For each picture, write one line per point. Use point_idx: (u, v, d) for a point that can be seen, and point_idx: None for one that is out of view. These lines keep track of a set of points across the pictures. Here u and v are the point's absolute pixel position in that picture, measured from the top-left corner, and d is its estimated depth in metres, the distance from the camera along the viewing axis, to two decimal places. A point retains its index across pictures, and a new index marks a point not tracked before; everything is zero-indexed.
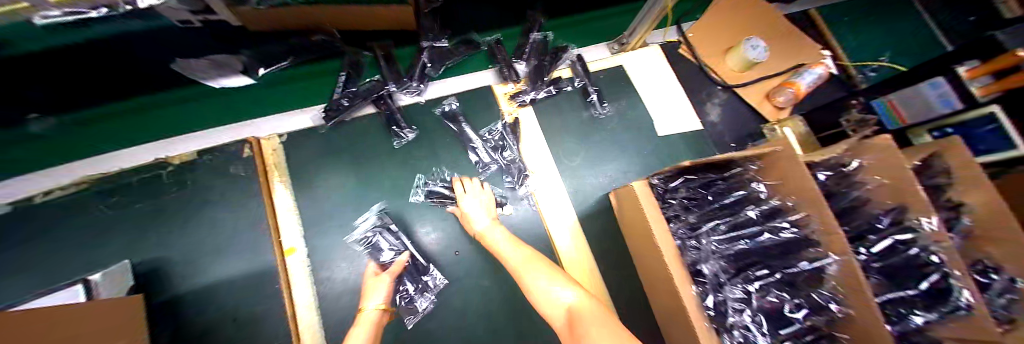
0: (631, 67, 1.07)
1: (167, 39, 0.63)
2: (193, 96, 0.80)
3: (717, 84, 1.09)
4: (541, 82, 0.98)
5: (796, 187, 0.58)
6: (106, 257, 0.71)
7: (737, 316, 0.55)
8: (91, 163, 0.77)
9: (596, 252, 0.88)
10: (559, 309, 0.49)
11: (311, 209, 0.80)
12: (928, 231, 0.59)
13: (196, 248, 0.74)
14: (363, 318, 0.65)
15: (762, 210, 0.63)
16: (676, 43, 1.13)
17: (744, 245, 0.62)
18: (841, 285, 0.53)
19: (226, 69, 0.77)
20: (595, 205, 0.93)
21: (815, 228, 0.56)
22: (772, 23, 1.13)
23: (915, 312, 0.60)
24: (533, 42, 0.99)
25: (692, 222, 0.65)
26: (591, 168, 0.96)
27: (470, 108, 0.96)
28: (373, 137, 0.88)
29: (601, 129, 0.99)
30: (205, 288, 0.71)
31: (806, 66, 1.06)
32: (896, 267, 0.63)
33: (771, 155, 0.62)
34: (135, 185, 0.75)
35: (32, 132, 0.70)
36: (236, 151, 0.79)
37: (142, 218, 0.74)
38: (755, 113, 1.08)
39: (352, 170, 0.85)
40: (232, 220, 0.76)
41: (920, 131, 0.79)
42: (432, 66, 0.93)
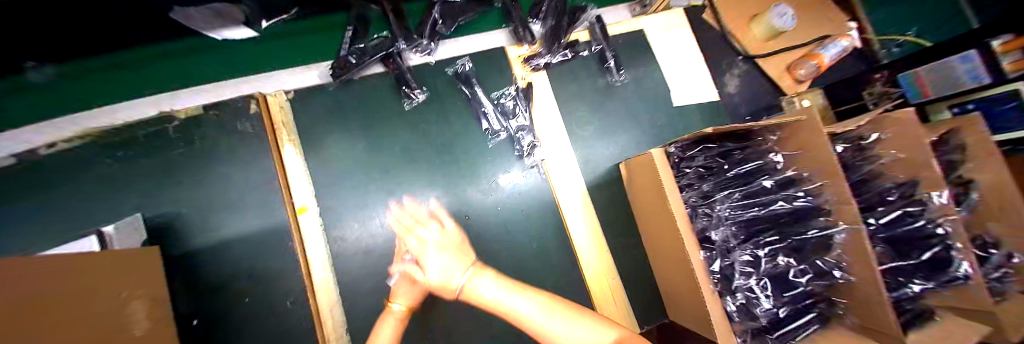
0: (652, 32, 1.01)
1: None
2: (198, 47, 0.78)
3: (739, 54, 1.05)
4: (556, 45, 0.94)
5: (815, 158, 0.57)
6: (119, 210, 0.72)
7: (743, 279, 0.58)
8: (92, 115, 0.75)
9: (603, 219, 0.90)
10: None
11: (321, 170, 0.80)
12: (936, 205, 0.61)
13: (207, 205, 0.73)
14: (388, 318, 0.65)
15: (776, 180, 0.63)
16: (700, 8, 1.06)
17: (758, 211, 0.62)
18: (849, 253, 0.54)
19: (229, 19, 0.74)
20: (605, 173, 0.93)
21: (828, 198, 0.57)
22: None
23: (914, 281, 0.63)
24: (550, 1, 0.95)
25: (705, 191, 0.64)
26: (603, 137, 0.94)
27: (483, 71, 0.93)
28: (383, 98, 0.85)
29: (616, 98, 0.97)
30: (220, 243, 0.72)
31: (831, 38, 1.02)
32: (899, 238, 0.65)
33: (793, 124, 0.60)
34: (142, 140, 0.74)
35: (32, 83, 0.71)
36: (242, 106, 0.77)
37: (151, 172, 0.73)
38: (772, 85, 1.05)
39: (362, 130, 0.83)
40: (241, 178, 0.75)
41: (941, 106, 0.77)
42: (443, 22, 0.89)
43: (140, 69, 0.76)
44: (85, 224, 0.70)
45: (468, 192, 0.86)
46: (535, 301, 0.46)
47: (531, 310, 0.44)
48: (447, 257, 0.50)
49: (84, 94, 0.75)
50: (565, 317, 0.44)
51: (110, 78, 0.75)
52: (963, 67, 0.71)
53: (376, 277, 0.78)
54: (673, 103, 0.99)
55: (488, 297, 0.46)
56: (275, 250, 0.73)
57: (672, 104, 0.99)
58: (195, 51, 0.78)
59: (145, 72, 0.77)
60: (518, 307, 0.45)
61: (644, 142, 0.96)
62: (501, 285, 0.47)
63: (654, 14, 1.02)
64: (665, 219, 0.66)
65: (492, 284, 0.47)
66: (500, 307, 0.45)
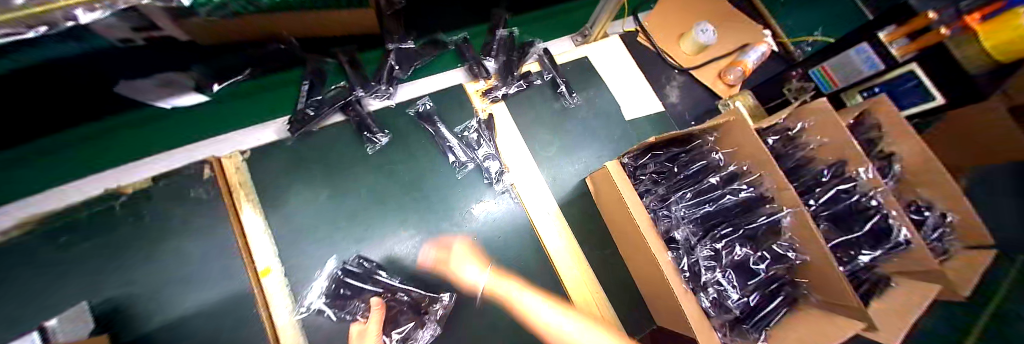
0: (595, 57, 1.11)
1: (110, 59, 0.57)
2: (165, 113, 0.78)
3: (674, 67, 1.16)
4: (510, 77, 1.01)
5: (750, 152, 0.64)
6: (51, 304, 0.64)
7: (710, 274, 0.60)
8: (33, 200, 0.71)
9: (579, 235, 0.91)
10: None
11: (286, 226, 0.78)
12: (865, 180, 0.68)
13: (160, 282, 0.68)
14: None
15: (722, 176, 0.68)
16: (634, 32, 1.19)
17: (709, 208, 0.66)
18: (796, 233, 0.58)
19: (177, 87, 0.74)
20: (574, 191, 0.96)
21: (769, 186, 0.62)
22: (717, 9, 1.23)
23: (862, 251, 0.67)
24: (499, 38, 1.03)
25: (662, 194, 0.69)
26: (567, 156, 0.99)
27: (445, 108, 0.96)
28: (347, 145, 0.86)
29: (573, 118, 1.03)
30: (174, 321, 0.66)
31: (750, 45, 1.15)
32: (840, 214, 0.70)
33: (725, 125, 0.67)
34: (82, 221, 0.69)
35: None
36: (196, 173, 0.74)
37: (93, 256, 0.67)
38: (709, 92, 1.16)
39: (327, 180, 0.82)
40: (197, 246, 0.71)
41: (852, 92, 0.89)
42: (400, 68, 0.94)
43: (99, 145, 0.75)
44: None
45: (442, 228, 0.85)
46: (554, 309, 0.82)
47: (551, 314, 0.81)
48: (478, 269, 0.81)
49: (31, 176, 0.71)
50: (570, 315, 0.81)
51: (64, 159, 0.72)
52: (859, 57, 0.81)
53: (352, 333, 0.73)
54: (625, 117, 1.06)
55: (527, 304, 0.80)
56: (236, 320, 0.67)
57: (625, 117, 1.06)
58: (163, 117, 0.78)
59: (102, 146, 0.75)
60: (543, 313, 0.81)
61: (605, 156, 1.01)
62: (541, 302, 0.82)
63: (595, 41, 1.12)
64: (632, 226, 0.69)
65: (532, 297, 0.82)
66: (538, 316, 0.80)
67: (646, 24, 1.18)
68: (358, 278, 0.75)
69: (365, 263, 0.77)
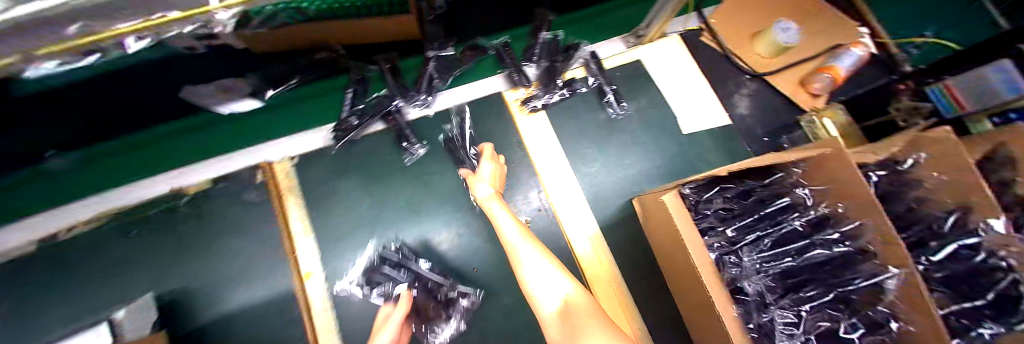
0: (649, 61, 1.00)
1: (180, 67, 0.62)
2: (218, 120, 0.82)
3: (745, 73, 1.01)
4: (551, 85, 0.94)
5: (847, 192, 0.51)
6: (131, 287, 0.73)
7: (790, 341, 0.50)
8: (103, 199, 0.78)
9: (620, 260, 0.85)
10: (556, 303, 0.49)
11: (325, 233, 0.79)
12: (992, 235, 0.54)
13: (212, 277, 0.73)
14: None
15: (809, 220, 0.58)
16: (697, 31, 1.05)
17: (792, 261, 0.56)
18: (902, 301, 0.46)
19: (233, 93, 0.78)
20: (617, 211, 0.88)
21: (872, 238, 0.49)
22: (802, 4, 1.05)
23: (981, 325, 0.53)
24: (543, 42, 0.96)
25: (730, 236, 0.60)
26: (611, 173, 0.91)
27: (481, 117, 0.92)
28: (384, 154, 0.85)
29: (620, 130, 0.94)
30: (227, 316, 0.71)
31: (845, 46, 0.97)
32: (960, 276, 0.57)
33: (815, 157, 0.54)
34: (155, 216, 0.77)
35: (46, 170, 0.74)
36: (248, 177, 0.80)
37: (162, 248, 0.74)
38: (788, 102, 1.00)
39: (365, 190, 0.83)
40: (246, 246, 0.76)
41: (979, 119, 0.69)
42: (439, 77, 0.90)
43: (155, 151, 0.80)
44: (101, 304, 0.71)
45: (477, 244, 0.82)
46: (547, 259, 0.55)
47: (545, 268, 0.53)
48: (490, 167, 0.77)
49: (96, 180, 0.78)
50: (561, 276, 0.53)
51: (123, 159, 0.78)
52: (997, 77, 0.65)
53: None
54: (680, 131, 0.95)
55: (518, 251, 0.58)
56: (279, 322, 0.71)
57: (680, 131, 0.95)
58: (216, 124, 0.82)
59: (158, 152, 0.80)
60: (522, 249, 0.58)
61: (654, 174, 0.92)
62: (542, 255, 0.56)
63: (650, 43, 1.01)
64: (683, 265, 0.61)
65: (534, 251, 0.57)
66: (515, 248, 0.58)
67: (712, 22, 1.04)
68: (389, 266, 0.76)
69: (394, 251, 0.78)
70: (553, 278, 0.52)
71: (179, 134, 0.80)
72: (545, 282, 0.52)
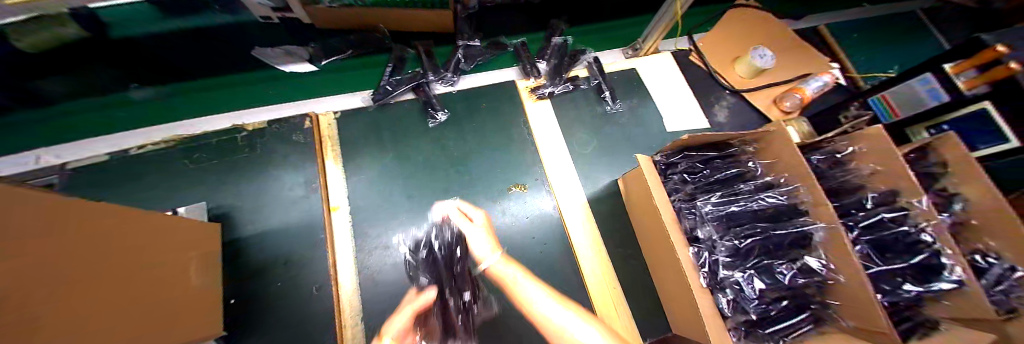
0: (643, 69, 1.17)
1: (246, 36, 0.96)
2: (279, 76, 1.02)
3: (726, 88, 1.17)
4: (557, 79, 1.12)
5: (788, 163, 0.66)
6: (183, 201, 0.84)
7: (729, 272, 0.63)
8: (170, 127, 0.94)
9: (605, 231, 0.95)
10: None
11: (354, 175, 0.93)
12: (917, 211, 0.66)
13: (256, 200, 0.86)
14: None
15: (754, 185, 0.70)
16: (687, 51, 1.23)
17: (737, 208, 0.68)
18: (830, 250, 0.59)
19: (295, 57, 1.02)
20: (605, 188, 1.01)
21: (804, 200, 0.64)
22: (782, 37, 1.22)
23: (907, 285, 0.64)
24: (554, 45, 1.16)
25: (689, 193, 0.72)
26: (602, 156, 1.05)
27: (495, 99, 1.08)
28: (411, 119, 1.01)
29: (613, 123, 1.09)
30: (262, 232, 0.83)
31: (812, 75, 1.13)
32: (885, 241, 0.67)
33: (766, 137, 0.70)
34: (214, 145, 0.90)
35: (133, 99, 0.95)
36: (300, 123, 0.93)
37: (218, 171, 0.87)
38: (761, 116, 1.15)
39: (392, 146, 0.98)
40: (288, 179, 0.89)
41: (918, 128, 0.86)
42: (466, 61, 1.10)
43: (220, 93, 0.99)
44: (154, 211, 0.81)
45: (480, 201, 0.95)
46: (569, 311, 0.59)
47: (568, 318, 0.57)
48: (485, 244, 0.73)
49: (169, 113, 0.97)
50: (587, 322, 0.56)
51: (195, 98, 0.98)
52: (923, 88, 0.82)
53: (391, 275, 0.83)
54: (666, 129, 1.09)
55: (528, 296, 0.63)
56: (306, 245, 0.83)
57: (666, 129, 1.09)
58: (276, 78, 1.02)
59: (223, 95, 0.99)
60: (554, 315, 0.59)
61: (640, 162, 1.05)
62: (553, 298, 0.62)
63: (646, 55, 1.19)
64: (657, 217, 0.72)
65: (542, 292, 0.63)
66: (536, 309, 0.61)
67: (699, 45, 1.23)
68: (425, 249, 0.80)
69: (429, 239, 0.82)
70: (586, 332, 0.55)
71: (244, 83, 1.00)
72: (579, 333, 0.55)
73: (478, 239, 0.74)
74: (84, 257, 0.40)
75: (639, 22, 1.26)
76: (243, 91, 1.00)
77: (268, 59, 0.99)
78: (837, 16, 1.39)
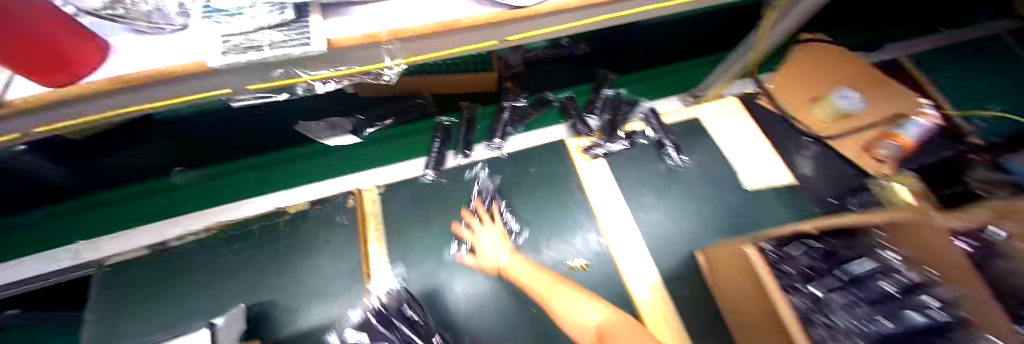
0: (706, 119, 1.06)
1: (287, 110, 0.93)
2: (322, 150, 0.97)
3: (806, 135, 1.05)
4: (613, 135, 1.02)
5: (938, 255, 0.54)
6: (224, 298, 0.77)
7: None
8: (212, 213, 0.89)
9: (690, 317, 0.81)
10: (588, 331, 0.58)
11: (399, 256, 0.85)
12: None
13: (299, 293, 0.78)
14: None
15: (898, 284, 0.57)
16: (753, 94, 1.14)
17: (887, 322, 0.53)
18: None
19: (338, 129, 0.98)
20: (681, 261, 0.87)
21: (975, 306, 0.49)
22: (860, 70, 1.07)
23: None
24: (604, 98, 1.08)
25: (816, 295, 0.58)
26: (675, 224, 0.92)
27: (547, 161, 0.99)
28: (461, 189, 0.94)
29: (680, 182, 0.97)
30: (300, 335, 0.75)
31: (906, 117, 0.95)
32: None
33: (903, 221, 0.57)
34: (256, 232, 0.84)
35: (177, 183, 0.92)
36: (342, 201, 0.88)
37: (259, 262, 0.81)
38: (853, 166, 0.99)
39: (439, 221, 0.90)
40: (333, 265, 0.81)
41: None
42: (512, 125, 1.04)
43: (263, 172, 0.95)
44: (194, 313, 0.75)
45: None
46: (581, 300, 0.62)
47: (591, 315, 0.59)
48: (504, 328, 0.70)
49: (209, 194, 0.92)
50: (576, 297, 0.62)
51: (237, 179, 0.94)
52: None
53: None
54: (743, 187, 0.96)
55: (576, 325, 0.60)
56: None
57: (743, 187, 0.96)
58: (319, 153, 0.97)
59: (265, 174, 0.94)
60: (570, 302, 0.62)
61: (720, 228, 0.91)
62: (592, 306, 0.60)
63: (708, 103, 1.09)
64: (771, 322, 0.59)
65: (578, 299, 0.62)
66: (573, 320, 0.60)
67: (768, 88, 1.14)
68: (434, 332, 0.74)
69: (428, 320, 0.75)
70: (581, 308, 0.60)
71: (286, 161, 0.95)
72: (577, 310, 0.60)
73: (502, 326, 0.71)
74: None
75: (700, 62, 1.18)
76: (285, 168, 0.95)
77: (315, 134, 0.97)
78: (916, 43, 1.25)
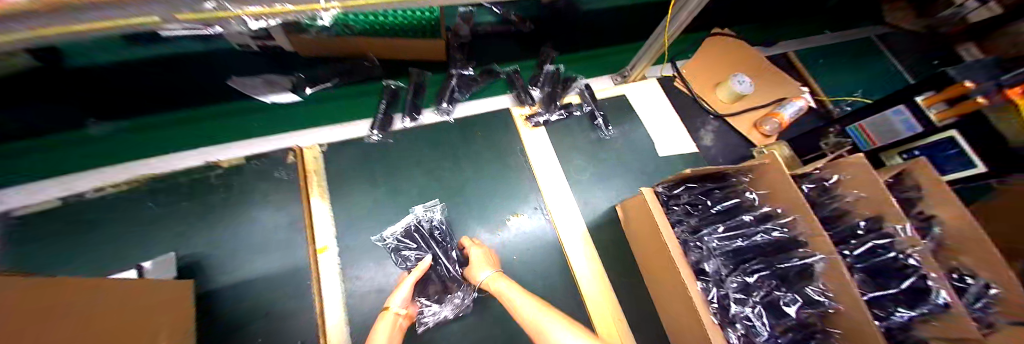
0: (632, 95, 1.20)
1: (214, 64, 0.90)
2: (263, 107, 0.97)
3: (710, 112, 1.22)
4: (552, 106, 1.11)
5: (783, 196, 0.68)
6: (150, 249, 0.76)
7: (740, 308, 0.63)
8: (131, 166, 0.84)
9: (607, 260, 0.94)
10: None
11: (343, 210, 0.87)
12: (903, 237, 0.68)
13: (236, 244, 0.79)
14: (384, 320, 0.66)
15: (756, 215, 0.72)
16: (670, 77, 1.28)
17: (741, 242, 0.70)
18: (829, 279, 0.60)
19: (277, 87, 0.98)
20: (603, 215, 1.00)
21: (802, 230, 0.65)
22: (753, 62, 1.30)
23: (899, 309, 0.66)
24: (545, 73, 1.16)
25: (694, 226, 0.73)
26: (600, 184, 1.05)
27: (489, 127, 1.06)
28: (407, 149, 0.99)
29: (607, 149, 1.10)
30: (239, 283, 0.75)
31: (787, 99, 1.20)
32: (877, 268, 0.70)
33: (759, 167, 0.71)
34: (186, 185, 0.82)
35: (90, 134, 0.86)
36: (283, 157, 0.89)
37: (190, 214, 0.80)
38: (745, 139, 1.20)
39: (385, 178, 0.94)
40: (273, 218, 0.82)
41: (892, 153, 0.92)
42: (459, 91, 1.09)
43: (195, 126, 0.91)
44: (118, 262, 0.74)
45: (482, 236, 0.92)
46: (570, 332, 0.56)
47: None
48: (505, 285, 0.71)
49: (130, 146, 0.87)
50: (564, 328, 0.57)
51: (164, 133, 0.90)
52: (898, 118, 0.87)
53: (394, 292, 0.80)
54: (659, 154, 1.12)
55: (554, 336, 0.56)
56: (292, 290, 0.77)
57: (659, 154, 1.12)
58: (260, 110, 0.96)
59: (197, 129, 0.91)
60: (548, 324, 0.58)
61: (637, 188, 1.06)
62: (574, 335, 0.55)
63: (635, 82, 1.23)
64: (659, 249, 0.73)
65: (557, 322, 0.58)
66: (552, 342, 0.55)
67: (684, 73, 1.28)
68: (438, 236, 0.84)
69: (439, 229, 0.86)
70: (564, 336, 0.55)
71: (222, 117, 0.94)
72: (559, 335, 0.56)
73: (479, 264, 0.77)
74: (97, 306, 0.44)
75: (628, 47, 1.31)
76: (222, 124, 0.93)
77: (249, 90, 0.95)
78: (805, 41, 1.50)
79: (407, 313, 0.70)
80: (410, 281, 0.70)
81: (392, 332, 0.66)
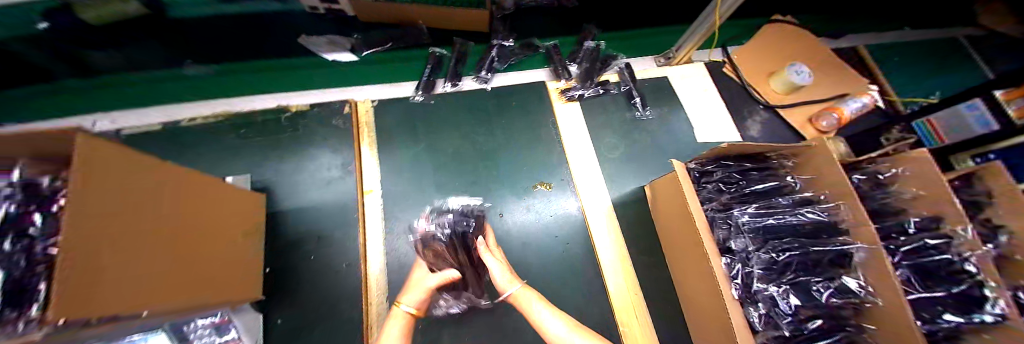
0: (675, 79, 1.17)
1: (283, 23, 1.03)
2: (324, 63, 1.07)
3: (760, 103, 1.15)
4: (588, 82, 1.12)
5: (831, 181, 0.64)
6: (227, 173, 0.89)
7: (764, 287, 0.62)
8: (217, 105, 0.98)
9: (628, 236, 0.95)
10: None
11: (388, 161, 0.96)
12: (962, 239, 0.63)
13: (295, 177, 0.90)
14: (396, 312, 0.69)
15: (793, 200, 0.69)
16: (720, 63, 1.22)
17: (775, 222, 0.67)
18: (874, 273, 0.57)
19: (338, 46, 1.07)
20: (630, 193, 1.00)
21: (846, 218, 0.62)
22: (818, 53, 1.20)
23: (946, 313, 0.61)
24: (586, 49, 1.17)
25: (724, 203, 0.71)
26: (631, 163, 1.04)
27: (526, 98, 1.09)
28: (447, 112, 1.06)
29: (644, 129, 1.09)
30: (296, 211, 0.86)
31: (851, 95, 1.11)
32: (926, 270, 0.65)
33: (806, 151, 0.68)
34: (258, 123, 0.95)
35: (185, 74, 1.01)
36: (339, 108, 0.99)
37: (259, 148, 0.92)
38: (795, 134, 1.13)
39: (426, 136, 1.02)
40: (327, 159, 0.93)
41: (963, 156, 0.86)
42: (499, 60, 1.13)
43: (267, 76, 1.04)
44: None
45: (511, 198, 0.96)
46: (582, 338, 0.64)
47: None
48: (522, 290, 0.70)
49: (217, 89, 1.01)
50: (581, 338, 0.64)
51: (241, 78, 1.03)
52: (971, 114, 0.87)
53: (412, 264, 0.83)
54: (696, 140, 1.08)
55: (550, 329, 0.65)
56: (338, 221, 0.86)
57: (695, 140, 1.08)
58: (320, 64, 1.07)
59: (268, 77, 1.04)
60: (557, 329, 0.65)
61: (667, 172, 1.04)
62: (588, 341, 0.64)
63: (678, 64, 1.18)
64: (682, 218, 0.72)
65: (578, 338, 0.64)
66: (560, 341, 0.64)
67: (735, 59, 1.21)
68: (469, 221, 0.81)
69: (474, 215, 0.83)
70: None
71: (289, 68, 1.05)
72: None
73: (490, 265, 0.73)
74: (204, 201, 0.55)
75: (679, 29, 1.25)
76: (289, 75, 1.05)
77: (308, 43, 1.05)
78: (881, 35, 1.35)
79: (418, 311, 0.70)
80: (430, 283, 0.71)
81: (403, 327, 0.68)
